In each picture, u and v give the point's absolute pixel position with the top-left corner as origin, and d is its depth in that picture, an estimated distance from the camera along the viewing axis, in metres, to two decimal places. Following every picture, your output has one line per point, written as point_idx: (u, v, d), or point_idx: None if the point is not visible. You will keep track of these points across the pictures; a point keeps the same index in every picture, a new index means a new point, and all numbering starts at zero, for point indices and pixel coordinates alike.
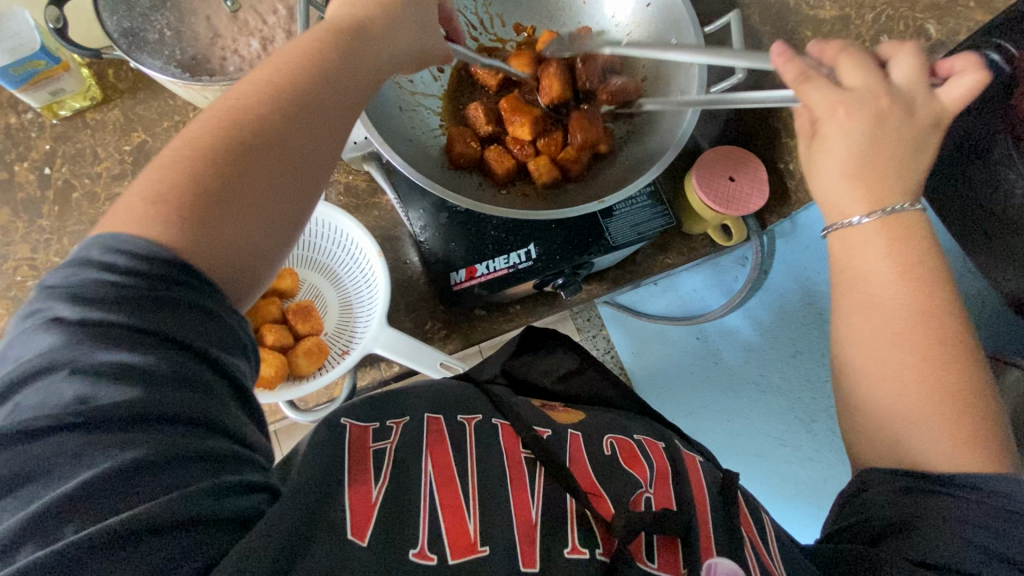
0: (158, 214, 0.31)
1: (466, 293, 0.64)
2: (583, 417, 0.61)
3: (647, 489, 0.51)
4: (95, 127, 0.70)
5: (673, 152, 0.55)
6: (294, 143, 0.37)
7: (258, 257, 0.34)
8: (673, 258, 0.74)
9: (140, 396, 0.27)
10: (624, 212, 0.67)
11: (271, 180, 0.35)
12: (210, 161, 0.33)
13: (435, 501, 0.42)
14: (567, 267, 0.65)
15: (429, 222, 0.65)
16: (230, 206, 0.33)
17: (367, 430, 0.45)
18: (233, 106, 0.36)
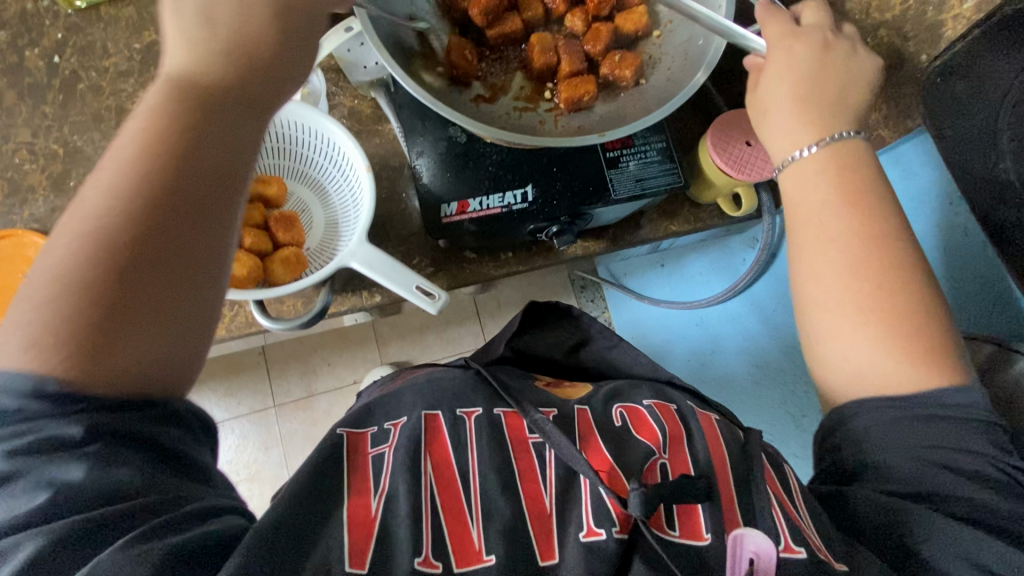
0: (53, 355, 0.34)
1: (456, 228, 0.62)
2: (590, 389, 0.64)
3: (661, 456, 0.54)
4: (109, 22, 0.69)
5: (681, 100, 0.52)
6: (191, 240, 0.38)
7: (169, 369, 0.37)
8: (678, 225, 0.72)
9: (65, 489, 0.33)
10: (630, 165, 0.64)
11: (182, 270, 0.37)
12: (100, 298, 0.35)
13: (438, 503, 0.48)
14: (565, 215, 0.63)
15: (426, 151, 0.62)
16: (131, 324, 0.36)
17: (365, 437, 0.52)
18: (97, 224, 0.36)
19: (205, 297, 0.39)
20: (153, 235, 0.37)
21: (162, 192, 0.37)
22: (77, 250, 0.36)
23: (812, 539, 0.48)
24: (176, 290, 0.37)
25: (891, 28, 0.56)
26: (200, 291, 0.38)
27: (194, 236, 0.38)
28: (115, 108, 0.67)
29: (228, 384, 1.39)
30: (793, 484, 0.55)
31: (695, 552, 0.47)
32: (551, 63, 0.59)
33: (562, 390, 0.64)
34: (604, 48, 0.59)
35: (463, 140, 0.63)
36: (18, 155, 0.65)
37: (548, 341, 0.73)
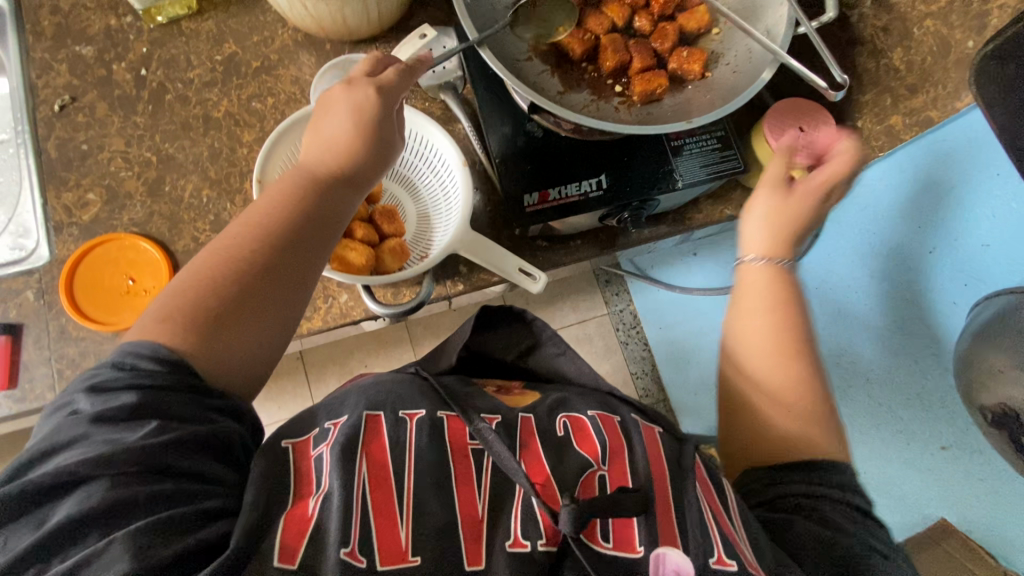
0: (185, 334, 0.43)
1: (538, 217, 0.66)
2: (537, 396, 0.64)
3: (599, 467, 0.53)
4: (190, 36, 0.73)
5: (753, 90, 0.56)
6: (293, 262, 0.48)
7: (266, 361, 0.47)
8: (731, 209, 0.76)
9: (117, 453, 0.38)
10: (693, 152, 0.69)
11: (276, 300, 0.47)
12: (225, 295, 0.45)
13: (368, 502, 0.45)
14: (636, 201, 0.67)
15: (505, 146, 0.67)
16: (238, 338, 0.45)
17: (307, 440, 0.49)
18: (229, 238, 0.47)
19: (293, 311, 0.48)
20: (261, 266, 0.46)
21: (277, 237, 0.48)
22: (206, 266, 0.46)
23: (746, 553, 0.47)
24: (269, 314, 0.47)
25: (937, 19, 0.64)
26: (287, 318, 0.48)
27: (290, 272, 0.48)
28: (201, 116, 0.71)
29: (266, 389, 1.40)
30: (733, 503, 0.53)
31: (627, 563, 0.47)
32: (624, 60, 0.63)
33: (509, 395, 0.64)
34: (671, 47, 0.64)
35: (539, 134, 0.68)
36: (112, 163, 0.68)
37: (500, 342, 0.74)
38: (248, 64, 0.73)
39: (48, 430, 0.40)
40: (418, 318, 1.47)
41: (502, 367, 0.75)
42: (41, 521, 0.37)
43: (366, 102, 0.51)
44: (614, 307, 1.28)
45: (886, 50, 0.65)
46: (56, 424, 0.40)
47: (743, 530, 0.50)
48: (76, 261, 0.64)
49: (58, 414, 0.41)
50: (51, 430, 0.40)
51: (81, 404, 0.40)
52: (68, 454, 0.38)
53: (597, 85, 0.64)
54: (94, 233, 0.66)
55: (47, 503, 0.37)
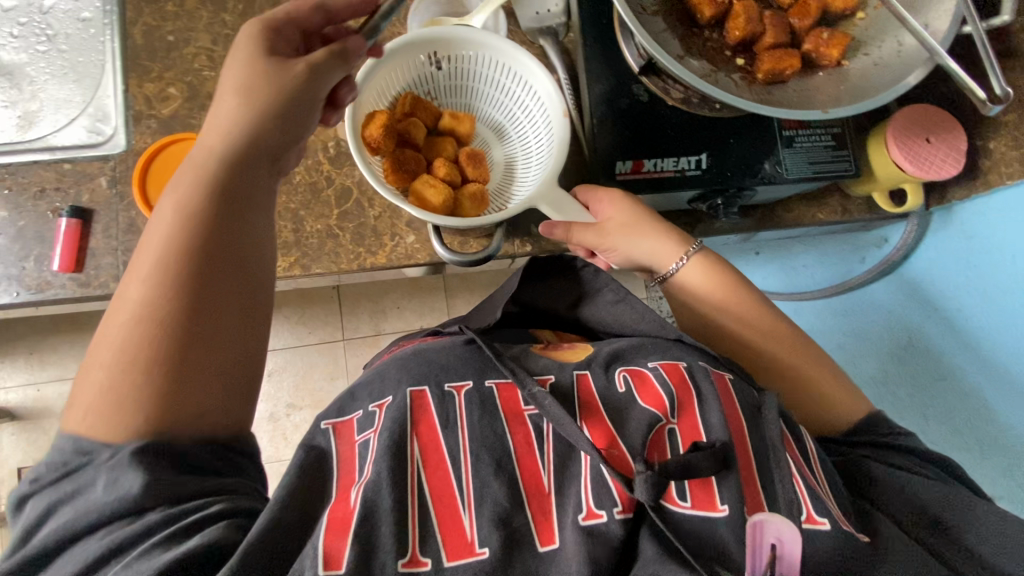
0: (128, 409, 0.38)
1: (629, 186, 0.62)
2: (589, 351, 0.60)
3: (669, 421, 0.52)
4: None
5: (899, 88, 0.50)
6: (239, 257, 0.44)
7: (230, 415, 0.41)
8: (824, 214, 0.71)
9: (92, 504, 0.36)
10: (804, 146, 0.63)
11: (239, 292, 0.43)
12: (166, 349, 0.39)
13: (426, 487, 0.46)
14: (734, 187, 0.63)
15: (605, 105, 0.63)
16: (202, 353, 0.40)
17: (353, 423, 0.51)
18: (148, 291, 0.40)
19: (246, 330, 0.43)
20: (198, 284, 0.41)
21: (209, 247, 0.42)
22: (140, 309, 0.40)
23: (834, 510, 0.47)
24: (228, 325, 0.42)
25: None
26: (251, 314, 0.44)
27: (240, 268, 0.44)
28: None
29: (298, 313, 1.37)
30: (812, 453, 0.53)
31: (705, 524, 0.46)
32: (754, 33, 0.58)
33: (559, 351, 0.61)
34: (808, 26, 0.58)
35: (642, 99, 0.63)
36: (196, 61, 0.66)
37: (549, 294, 0.68)
38: None
39: (16, 509, 0.39)
40: (456, 270, 1.45)
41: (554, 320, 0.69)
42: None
43: (252, 73, 0.45)
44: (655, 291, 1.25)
45: None
46: (20, 505, 0.39)
47: (826, 484, 0.51)
48: (150, 156, 0.63)
49: (21, 494, 0.39)
50: (19, 508, 0.39)
51: (36, 476, 0.38)
52: (36, 531, 0.37)
53: (718, 54, 0.59)
54: (169, 130, 0.65)
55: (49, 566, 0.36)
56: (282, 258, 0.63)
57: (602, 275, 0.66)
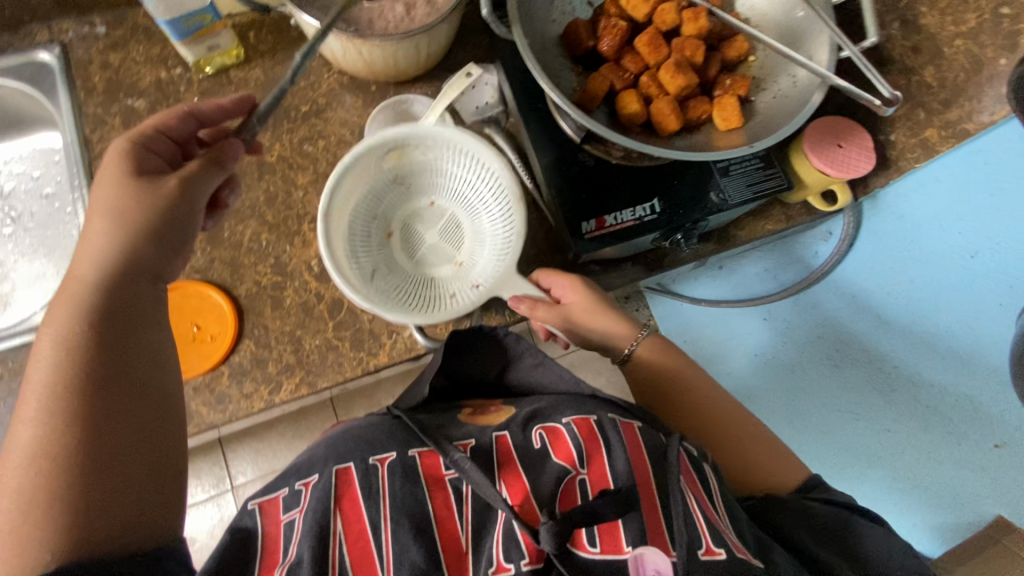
0: (55, 541, 0.39)
1: (597, 242, 0.67)
2: (511, 412, 0.64)
3: (579, 472, 0.56)
4: (239, 84, 0.75)
5: (809, 108, 0.58)
6: (140, 373, 0.47)
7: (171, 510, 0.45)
8: (773, 224, 0.79)
9: None
10: (740, 171, 0.71)
11: (149, 417, 0.46)
12: (81, 472, 0.42)
13: (345, 557, 0.51)
14: (690, 221, 0.69)
15: (558, 174, 0.69)
16: (113, 469, 0.43)
17: (280, 501, 0.55)
18: (47, 441, 0.42)
19: (165, 434, 0.47)
20: (97, 413, 0.44)
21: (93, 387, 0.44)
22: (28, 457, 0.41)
23: (730, 540, 0.52)
24: (143, 433, 0.45)
25: (968, 38, 0.65)
26: (156, 440, 0.46)
27: (137, 393, 0.46)
28: (254, 162, 0.72)
29: (295, 429, 1.33)
30: (710, 484, 0.60)
31: (614, 568, 0.50)
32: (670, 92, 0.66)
33: (485, 416, 0.65)
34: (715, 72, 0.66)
35: (590, 163, 0.70)
36: None
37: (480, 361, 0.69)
38: (297, 107, 0.75)
39: None
40: None
41: (483, 384, 0.71)
42: None
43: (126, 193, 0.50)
44: None
45: (917, 68, 0.67)
46: None
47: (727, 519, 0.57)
48: None
49: None
50: None
51: None
52: None
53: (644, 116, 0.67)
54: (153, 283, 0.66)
55: None
56: (288, 382, 0.65)
57: (524, 339, 0.68)
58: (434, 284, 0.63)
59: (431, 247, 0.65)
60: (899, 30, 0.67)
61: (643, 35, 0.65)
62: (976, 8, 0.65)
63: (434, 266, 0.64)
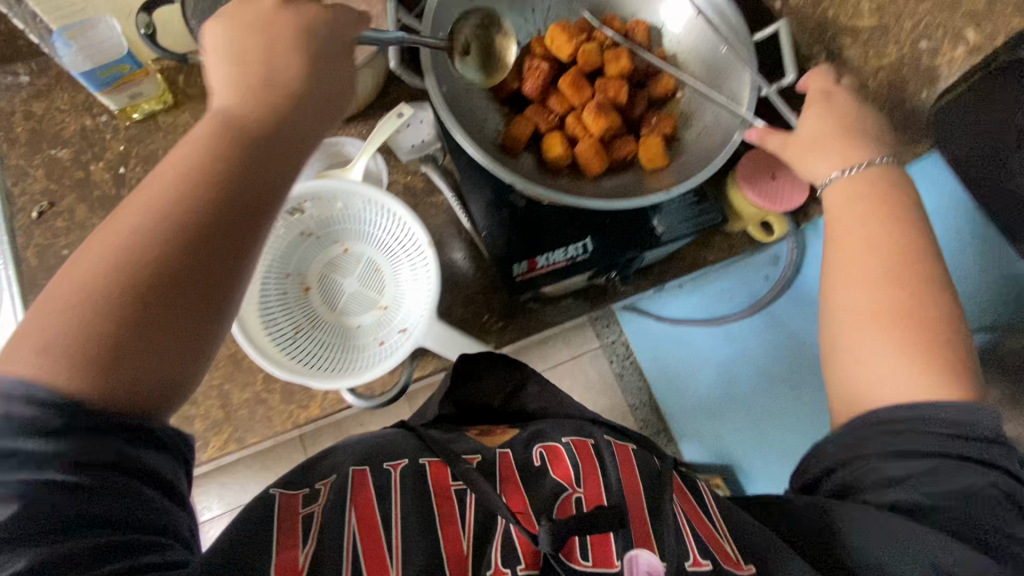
0: (81, 371, 0.34)
1: (529, 284, 0.67)
2: (516, 429, 0.63)
3: (575, 490, 0.54)
4: (167, 130, 0.74)
5: (733, 147, 0.60)
6: (221, 266, 0.38)
7: (174, 391, 0.37)
8: (714, 255, 0.79)
9: None
10: (673, 207, 0.70)
11: (202, 288, 0.38)
12: (114, 340, 0.35)
13: (358, 552, 0.47)
14: (621, 259, 0.69)
15: (489, 216, 0.68)
16: (158, 333, 0.36)
17: (295, 497, 0.52)
18: (108, 266, 0.36)
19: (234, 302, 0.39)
20: (176, 280, 0.37)
21: (168, 240, 0.37)
22: (60, 312, 0.35)
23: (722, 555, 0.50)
24: (190, 306, 0.37)
25: (890, 71, 0.63)
26: (195, 309, 0.37)
27: (207, 285, 0.38)
28: None
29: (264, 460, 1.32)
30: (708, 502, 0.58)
31: None
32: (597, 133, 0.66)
33: (490, 435, 0.62)
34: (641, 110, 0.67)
35: (521, 204, 0.69)
36: None
37: (487, 389, 0.67)
38: None
39: None
40: None
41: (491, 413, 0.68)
42: None
43: (237, 71, 0.45)
44: (605, 337, 1.03)
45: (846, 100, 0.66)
46: None
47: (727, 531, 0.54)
48: None
49: None
50: None
51: None
52: None
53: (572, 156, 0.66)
54: None
55: None
56: (214, 439, 0.63)
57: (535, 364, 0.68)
58: (358, 334, 0.62)
59: (352, 295, 0.63)
60: (826, 62, 0.65)
61: (566, 75, 0.65)
62: (896, 41, 0.64)
63: (356, 314, 0.63)
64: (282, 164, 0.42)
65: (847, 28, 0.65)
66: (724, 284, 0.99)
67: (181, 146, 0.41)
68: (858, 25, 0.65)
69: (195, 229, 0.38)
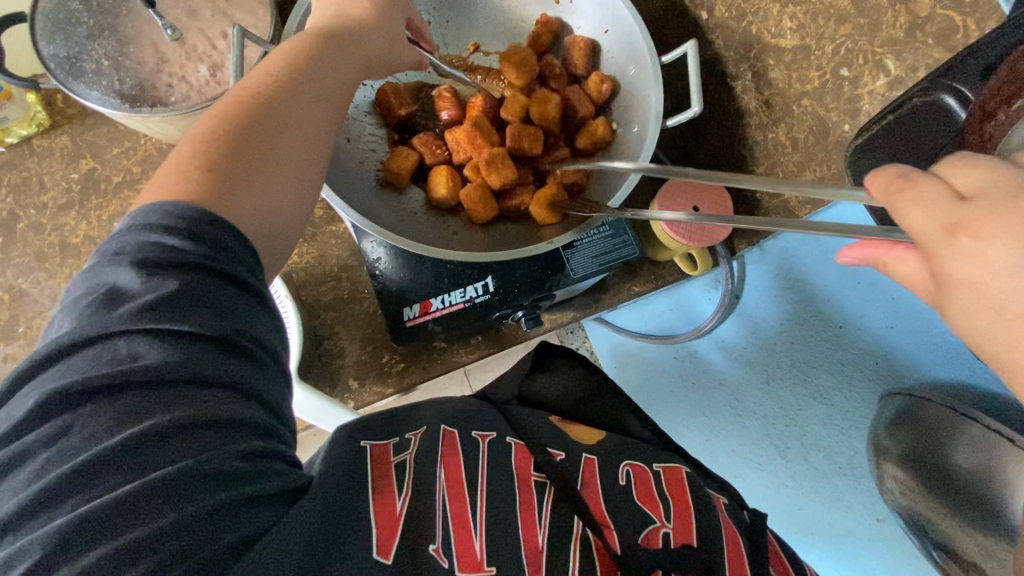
0: (209, 184, 0.37)
1: (420, 329, 0.63)
2: (600, 435, 0.62)
3: (664, 525, 0.52)
4: (43, 154, 0.68)
5: (641, 169, 0.53)
6: (281, 131, 0.42)
7: (277, 223, 0.41)
8: (640, 285, 0.72)
9: (172, 366, 0.31)
10: (585, 243, 0.64)
11: (294, 154, 0.43)
12: (222, 157, 0.39)
13: (447, 510, 0.46)
14: (527, 300, 0.64)
15: (386, 252, 0.64)
16: (251, 173, 0.39)
17: (386, 447, 0.48)
18: (210, 124, 0.40)
19: (307, 180, 0.44)
20: (255, 119, 0.41)
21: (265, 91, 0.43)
22: (181, 149, 0.39)
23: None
24: (282, 160, 0.41)
25: (812, 98, 0.58)
26: (299, 172, 0.43)
27: (290, 139, 0.43)
28: (58, 245, 0.67)
29: None
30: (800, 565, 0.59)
31: None
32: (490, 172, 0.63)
33: (572, 428, 0.62)
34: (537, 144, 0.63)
35: None
36: None
37: (553, 387, 0.68)
38: (109, 179, 0.69)
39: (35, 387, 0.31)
40: None
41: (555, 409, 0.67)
42: (52, 515, 0.29)
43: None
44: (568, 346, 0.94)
45: (772, 124, 0.60)
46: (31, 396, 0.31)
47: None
48: None
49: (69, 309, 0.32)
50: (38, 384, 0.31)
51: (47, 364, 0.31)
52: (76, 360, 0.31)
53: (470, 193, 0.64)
54: None
55: (44, 504, 0.29)
56: None
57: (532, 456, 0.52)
58: None
59: None
60: (752, 83, 0.60)
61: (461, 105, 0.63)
62: (819, 66, 0.57)
63: None
64: (330, 75, 0.47)
65: (772, 47, 0.58)
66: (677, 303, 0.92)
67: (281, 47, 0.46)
68: (783, 44, 0.58)
69: (288, 86, 0.43)
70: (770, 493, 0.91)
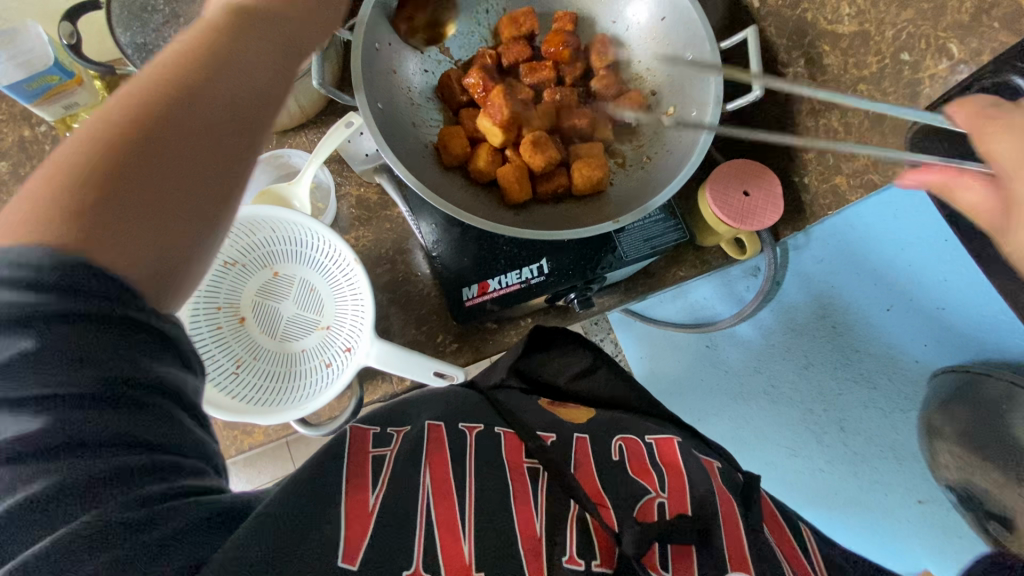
0: (63, 226, 0.30)
1: (478, 309, 0.65)
2: (589, 415, 0.63)
3: (658, 495, 0.52)
4: None
5: (698, 157, 0.55)
6: (186, 144, 0.35)
7: (179, 262, 0.35)
8: (685, 270, 0.74)
9: (44, 426, 0.28)
10: (636, 226, 0.66)
11: (200, 171, 0.36)
12: (100, 187, 0.32)
13: (432, 516, 0.45)
14: (580, 282, 0.65)
15: (441, 236, 0.66)
16: (139, 201, 0.33)
17: (368, 437, 0.51)
18: (84, 139, 0.33)
19: (216, 206, 0.37)
20: (150, 137, 0.34)
21: (153, 94, 0.35)
22: (42, 180, 0.32)
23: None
24: (186, 181, 0.35)
25: (869, 84, 0.59)
26: (214, 189, 0.37)
27: (196, 152, 0.35)
28: None
29: None
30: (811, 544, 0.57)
31: None
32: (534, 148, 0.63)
33: (566, 410, 0.64)
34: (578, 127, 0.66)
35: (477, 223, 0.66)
36: None
37: (553, 365, 0.68)
38: None
39: None
40: None
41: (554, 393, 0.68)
42: None
43: None
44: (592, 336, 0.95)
45: (825, 110, 0.61)
46: None
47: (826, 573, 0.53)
48: None
49: None
50: None
51: None
52: None
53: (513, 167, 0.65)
54: None
55: None
56: None
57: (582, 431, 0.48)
58: (301, 359, 0.60)
59: (290, 320, 0.61)
60: (805, 68, 0.62)
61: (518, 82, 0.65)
62: (878, 52, 0.58)
63: (299, 338, 0.61)
64: (252, 78, 0.39)
65: (828, 34, 0.60)
66: (707, 292, 0.95)
67: (177, 42, 0.38)
68: (840, 30, 0.59)
69: (184, 87, 0.36)
70: (803, 479, 0.94)
